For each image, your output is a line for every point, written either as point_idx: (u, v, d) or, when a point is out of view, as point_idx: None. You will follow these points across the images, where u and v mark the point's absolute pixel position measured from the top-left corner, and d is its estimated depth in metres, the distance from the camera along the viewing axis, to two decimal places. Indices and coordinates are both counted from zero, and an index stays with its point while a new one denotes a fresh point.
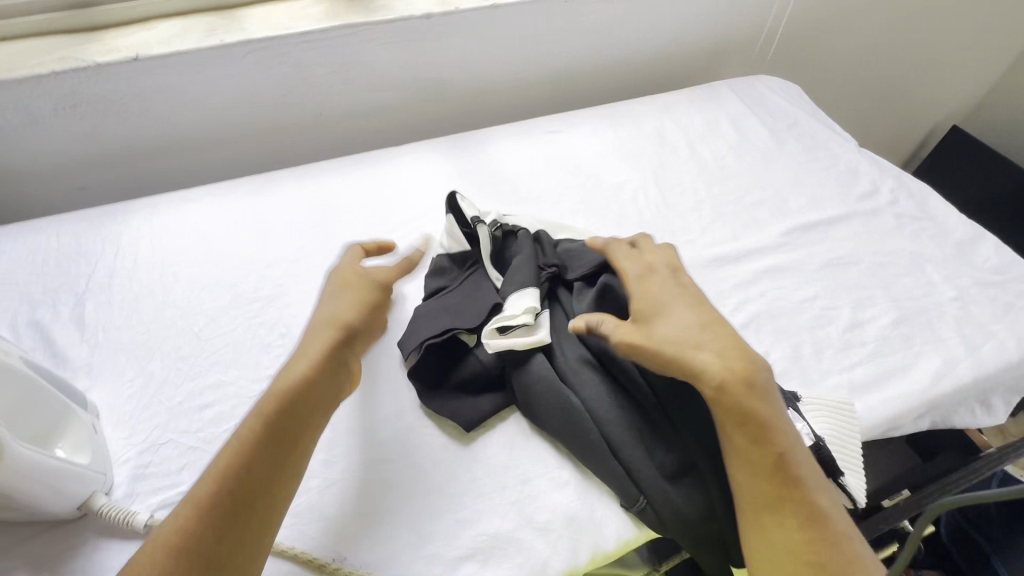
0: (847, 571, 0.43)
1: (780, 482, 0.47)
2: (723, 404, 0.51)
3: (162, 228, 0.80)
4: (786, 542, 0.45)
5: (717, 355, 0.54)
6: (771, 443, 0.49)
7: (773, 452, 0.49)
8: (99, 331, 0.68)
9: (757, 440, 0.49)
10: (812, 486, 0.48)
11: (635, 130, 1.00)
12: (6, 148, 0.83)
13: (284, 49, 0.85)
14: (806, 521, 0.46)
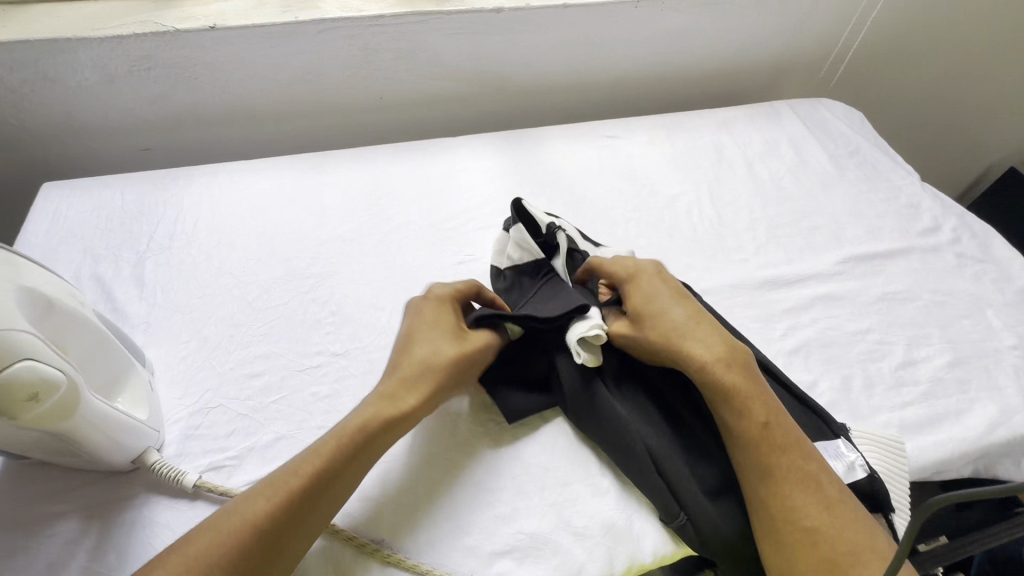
0: (846, 533, 0.47)
1: (767, 450, 0.51)
2: (707, 381, 0.54)
3: (221, 196, 0.81)
4: (785, 510, 0.49)
5: (700, 338, 0.57)
6: (755, 413, 0.53)
7: (757, 422, 0.52)
8: (157, 291, 0.70)
9: (742, 411, 0.53)
10: (799, 452, 0.51)
11: (693, 143, 0.98)
12: (79, 103, 0.85)
13: (355, 31, 0.86)
14: (798, 484, 0.49)
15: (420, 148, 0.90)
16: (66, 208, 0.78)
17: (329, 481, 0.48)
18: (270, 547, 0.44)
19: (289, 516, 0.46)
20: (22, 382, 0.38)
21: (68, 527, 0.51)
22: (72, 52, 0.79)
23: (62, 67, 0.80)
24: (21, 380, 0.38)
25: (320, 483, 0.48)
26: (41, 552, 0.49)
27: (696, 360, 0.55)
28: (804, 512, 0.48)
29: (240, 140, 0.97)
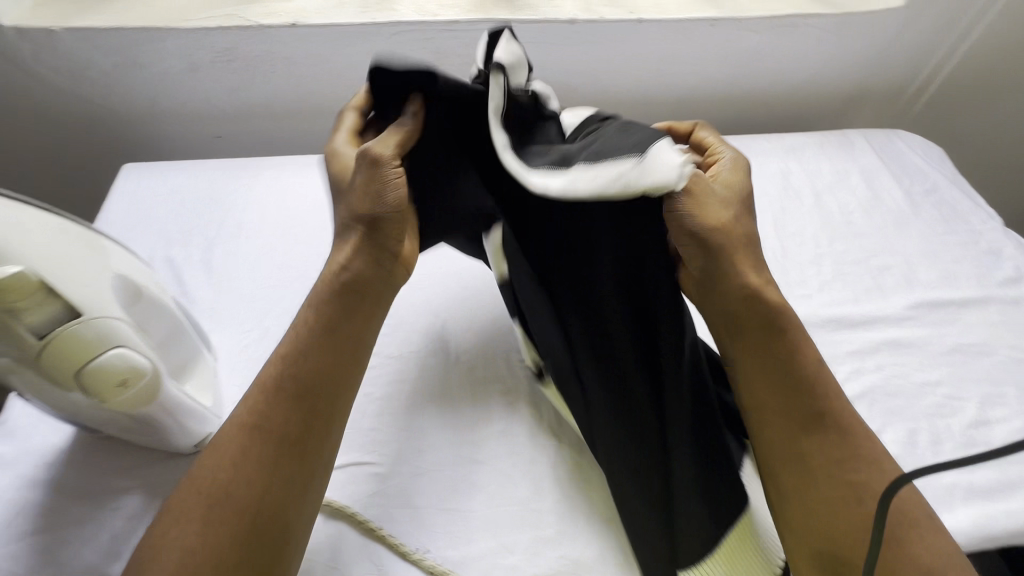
0: (856, 456, 0.49)
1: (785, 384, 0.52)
2: (734, 308, 0.54)
3: (288, 189, 0.83)
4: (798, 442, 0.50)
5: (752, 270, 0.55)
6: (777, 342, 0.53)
7: (777, 351, 0.52)
8: (223, 278, 0.72)
9: (764, 342, 0.53)
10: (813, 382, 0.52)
11: (759, 168, 0.95)
12: (161, 89, 0.89)
13: (429, 35, 0.87)
14: (814, 417, 0.51)
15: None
16: (143, 190, 0.81)
17: (320, 378, 0.51)
18: (280, 449, 0.48)
19: (302, 423, 0.49)
20: (115, 367, 0.40)
21: (132, 502, 0.53)
22: (160, 40, 0.82)
23: (149, 53, 0.84)
24: (115, 365, 0.40)
25: (325, 390, 0.51)
26: (107, 525, 0.52)
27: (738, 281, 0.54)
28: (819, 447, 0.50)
29: (306, 134, 0.99)
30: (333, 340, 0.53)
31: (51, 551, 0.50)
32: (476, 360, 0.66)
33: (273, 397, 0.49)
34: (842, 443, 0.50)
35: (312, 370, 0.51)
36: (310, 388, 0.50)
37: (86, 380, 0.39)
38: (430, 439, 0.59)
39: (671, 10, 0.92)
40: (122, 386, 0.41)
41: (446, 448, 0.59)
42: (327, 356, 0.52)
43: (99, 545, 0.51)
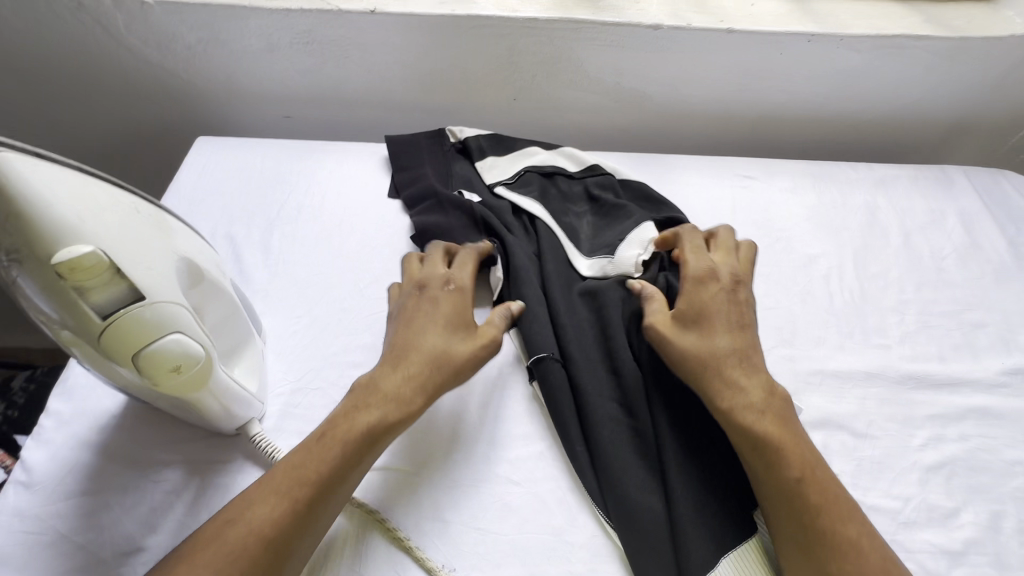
0: None
1: (804, 514, 0.48)
2: (741, 431, 0.52)
3: (350, 177, 0.83)
4: None
5: (741, 385, 0.54)
6: (790, 467, 0.50)
7: (792, 475, 0.49)
8: (279, 260, 0.72)
9: (773, 464, 0.50)
10: (841, 514, 0.48)
11: (842, 199, 0.88)
12: (239, 66, 0.90)
13: (506, 30, 0.85)
14: (845, 552, 0.46)
15: (536, 152, 0.87)
16: (213, 164, 0.83)
17: (338, 475, 0.48)
18: (283, 546, 0.45)
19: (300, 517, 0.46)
20: (172, 350, 0.40)
21: (172, 476, 0.54)
22: (243, 18, 0.83)
23: (232, 31, 0.85)
24: (172, 348, 0.40)
25: (329, 489, 0.48)
26: (148, 496, 0.53)
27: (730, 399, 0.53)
28: None
29: (371, 122, 0.99)
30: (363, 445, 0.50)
31: (93, 515, 0.51)
32: (521, 375, 0.64)
33: (274, 493, 0.47)
34: (835, 555, 0.46)
35: (328, 468, 0.48)
36: (321, 484, 0.47)
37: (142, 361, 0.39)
38: (466, 452, 0.58)
39: (764, 22, 0.86)
40: (175, 369, 0.41)
41: (482, 464, 0.57)
42: (348, 454, 0.49)
43: (139, 515, 0.52)
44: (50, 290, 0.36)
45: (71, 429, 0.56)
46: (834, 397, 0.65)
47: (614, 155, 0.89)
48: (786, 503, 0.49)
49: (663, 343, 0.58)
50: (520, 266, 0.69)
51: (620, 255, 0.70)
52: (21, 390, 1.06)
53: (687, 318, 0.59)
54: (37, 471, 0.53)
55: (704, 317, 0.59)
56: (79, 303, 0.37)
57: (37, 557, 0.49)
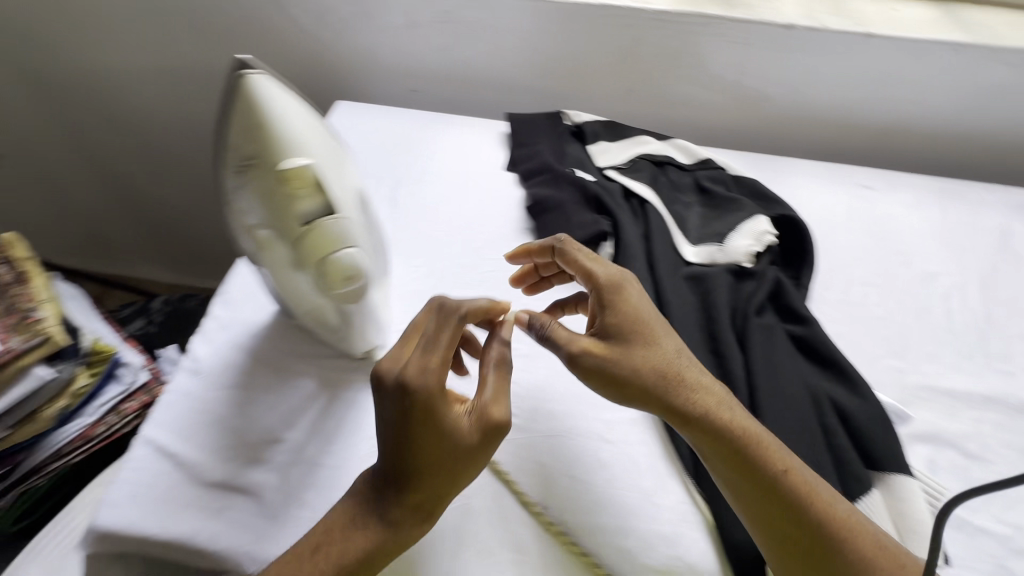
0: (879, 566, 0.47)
1: (790, 514, 0.49)
2: (724, 449, 0.51)
3: (471, 148, 0.89)
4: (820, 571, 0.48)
5: (693, 392, 0.52)
6: (770, 468, 0.50)
7: (773, 476, 0.49)
8: (404, 215, 0.79)
9: (753, 470, 0.50)
10: (819, 498, 0.49)
11: (971, 220, 0.83)
12: (381, 40, 0.99)
13: (634, 21, 0.88)
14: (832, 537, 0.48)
15: (649, 141, 0.89)
16: (351, 126, 0.92)
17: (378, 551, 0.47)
18: None
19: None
20: (341, 270, 0.46)
21: (308, 385, 0.62)
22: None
23: (382, 7, 0.94)
24: (342, 267, 0.46)
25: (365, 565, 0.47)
26: (288, 399, 0.60)
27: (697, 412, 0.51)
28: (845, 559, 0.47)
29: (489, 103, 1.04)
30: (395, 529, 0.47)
31: (244, 407, 0.59)
32: None
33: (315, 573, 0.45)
34: (831, 542, 0.48)
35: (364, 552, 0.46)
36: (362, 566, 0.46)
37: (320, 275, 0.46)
38: (565, 406, 0.61)
39: (903, 29, 0.85)
40: (343, 285, 0.47)
41: (578, 419, 0.60)
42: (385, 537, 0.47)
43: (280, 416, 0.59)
44: (265, 202, 0.44)
45: (229, 334, 0.65)
46: (946, 415, 0.62)
47: (727, 152, 0.89)
48: (777, 507, 0.49)
49: (602, 369, 0.53)
50: (629, 243, 0.72)
51: (730, 245, 0.71)
52: (157, 312, 1.22)
53: (615, 333, 0.54)
54: (202, 363, 0.63)
55: (635, 327, 0.54)
56: (285, 217, 0.44)
57: (200, 433, 0.57)
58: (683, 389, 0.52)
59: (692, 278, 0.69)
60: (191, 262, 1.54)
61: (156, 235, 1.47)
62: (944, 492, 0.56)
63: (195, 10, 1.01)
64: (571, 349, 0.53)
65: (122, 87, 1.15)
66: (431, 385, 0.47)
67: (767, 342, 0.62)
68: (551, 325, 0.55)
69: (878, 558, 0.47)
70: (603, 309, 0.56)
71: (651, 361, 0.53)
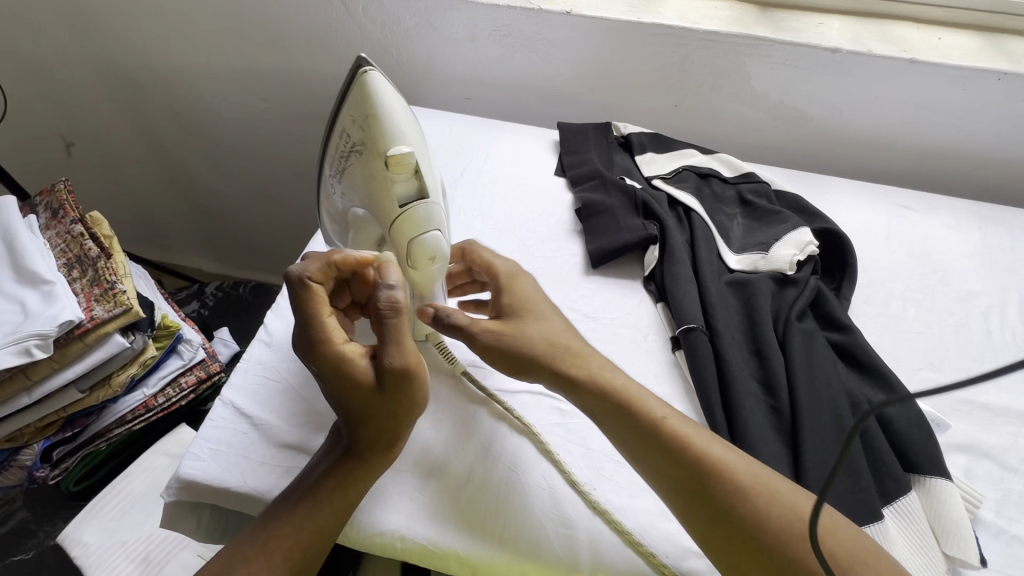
0: (773, 512, 0.48)
1: (678, 471, 0.51)
2: (611, 414, 0.55)
3: (522, 154, 0.94)
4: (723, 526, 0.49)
5: (569, 355, 0.58)
6: (648, 425, 0.54)
7: (653, 435, 0.53)
8: (460, 212, 0.84)
9: (636, 433, 0.54)
10: (698, 448, 0.52)
11: (1012, 244, 0.85)
12: (440, 50, 1.05)
13: (685, 40, 0.93)
14: (716, 486, 0.50)
15: (693, 154, 0.92)
16: None
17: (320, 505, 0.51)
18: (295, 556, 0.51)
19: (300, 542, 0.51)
20: (426, 245, 0.53)
21: None
22: (458, 9, 0.98)
23: (444, 19, 1.00)
24: (427, 244, 0.53)
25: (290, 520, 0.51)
26: None
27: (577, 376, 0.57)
28: (736, 505, 0.49)
29: (538, 112, 1.09)
30: (334, 490, 0.52)
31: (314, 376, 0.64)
32: (665, 344, 0.70)
33: (267, 535, 0.51)
34: (719, 493, 0.50)
35: (307, 511, 0.51)
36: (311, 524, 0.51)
37: (406, 248, 0.53)
38: None
39: (949, 57, 0.87)
40: (425, 262, 0.54)
41: None
42: (327, 499, 0.51)
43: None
44: (372, 177, 0.53)
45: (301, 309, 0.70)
46: (984, 428, 0.64)
47: (769, 168, 0.92)
48: (668, 467, 0.52)
49: (497, 343, 0.58)
50: (675, 246, 0.75)
51: (774, 252, 0.74)
52: (211, 296, 1.29)
53: (506, 314, 0.61)
54: (276, 334, 0.68)
55: (518, 305, 0.61)
56: (387, 191, 0.52)
57: (273, 397, 0.63)
58: (567, 359, 0.58)
59: (735, 283, 0.72)
60: (239, 252, 1.62)
61: (209, 225, 1.55)
62: (980, 499, 0.57)
63: (267, 15, 1.08)
64: (472, 330, 0.58)
65: (193, 85, 1.23)
66: (320, 342, 0.52)
67: (810, 347, 0.65)
68: (450, 312, 0.59)
69: (754, 495, 0.49)
70: (498, 294, 0.62)
71: (533, 332, 0.59)
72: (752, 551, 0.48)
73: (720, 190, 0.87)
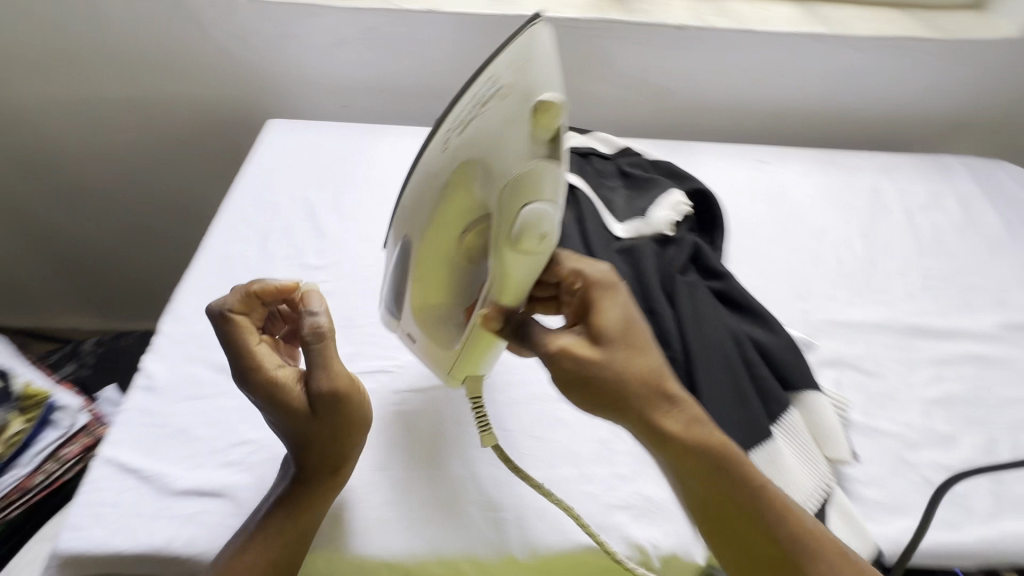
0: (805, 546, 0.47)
1: (713, 487, 0.47)
2: (637, 413, 0.47)
3: (407, 154, 0.94)
4: (750, 551, 0.47)
5: (636, 372, 0.47)
6: (684, 440, 0.47)
7: (693, 455, 0.47)
8: (350, 221, 0.82)
9: (680, 447, 0.47)
10: (738, 475, 0.47)
11: (849, 182, 0.97)
12: (307, 59, 1.01)
13: (547, 29, 0.97)
14: (744, 513, 0.47)
15: (573, 136, 0.97)
16: (287, 143, 0.94)
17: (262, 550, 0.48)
18: None
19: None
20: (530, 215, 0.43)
21: None
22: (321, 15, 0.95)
23: (307, 26, 0.97)
24: (535, 219, 0.43)
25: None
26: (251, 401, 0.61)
27: (626, 386, 0.46)
28: (767, 533, 0.47)
29: (420, 112, 1.09)
30: (274, 530, 0.49)
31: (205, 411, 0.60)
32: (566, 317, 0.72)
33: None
34: (751, 520, 0.47)
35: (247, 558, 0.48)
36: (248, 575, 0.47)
37: (512, 223, 0.44)
38: (522, 377, 0.66)
39: (773, 26, 0.99)
40: (530, 244, 0.44)
41: (536, 386, 0.65)
42: (266, 539, 0.49)
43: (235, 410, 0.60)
44: (514, 138, 0.44)
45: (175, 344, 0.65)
46: (844, 343, 0.73)
47: (642, 141, 0.99)
48: (709, 488, 0.47)
49: (584, 374, 0.47)
50: (565, 223, 0.78)
51: (653, 216, 0.79)
52: (89, 354, 1.15)
53: (608, 337, 0.48)
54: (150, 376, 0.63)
55: (626, 334, 0.48)
56: (513, 145, 0.43)
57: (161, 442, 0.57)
58: (658, 399, 0.47)
59: (623, 251, 0.76)
60: (118, 303, 1.45)
61: (75, 278, 1.38)
62: (847, 404, 0.65)
63: (104, 35, 0.99)
64: (552, 350, 0.47)
65: (31, 122, 1.09)
66: (251, 370, 0.49)
67: (694, 296, 0.70)
68: (529, 321, 0.49)
69: (786, 523, 0.47)
70: (595, 319, 0.49)
71: (635, 365, 0.47)
72: (752, 557, 0.47)
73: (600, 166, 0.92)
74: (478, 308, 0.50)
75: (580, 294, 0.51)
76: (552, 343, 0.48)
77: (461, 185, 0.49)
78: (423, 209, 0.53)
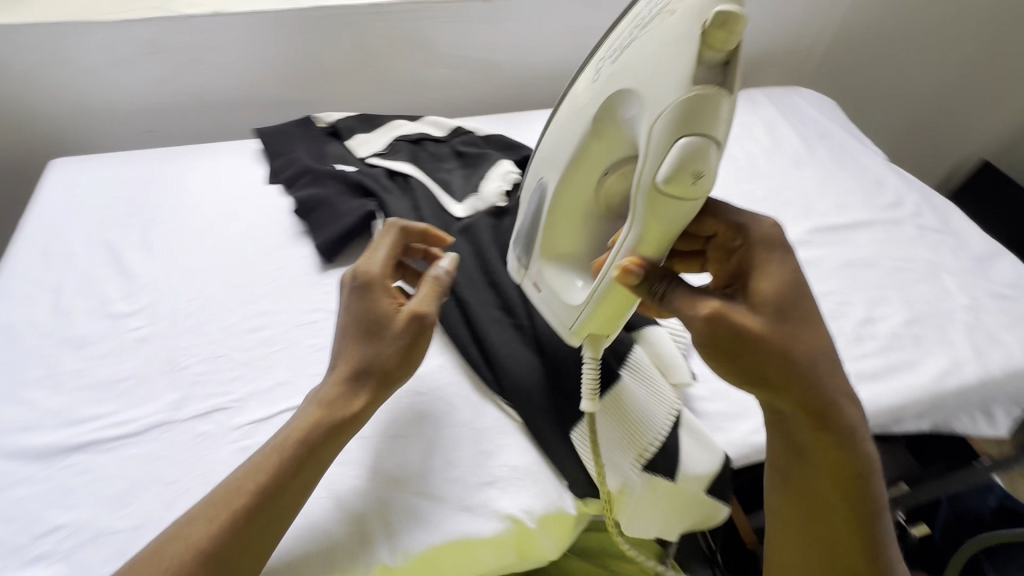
0: (871, 503, 0.52)
1: (821, 438, 0.51)
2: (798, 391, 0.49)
3: (225, 171, 0.86)
4: (817, 488, 0.53)
5: (830, 358, 0.50)
6: (821, 403, 0.50)
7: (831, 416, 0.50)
8: (164, 255, 0.74)
9: (790, 389, 0.49)
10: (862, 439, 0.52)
11: None
12: (85, 84, 0.89)
13: (352, 18, 0.92)
14: (837, 471, 0.52)
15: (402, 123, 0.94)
16: (77, 182, 0.82)
17: (271, 480, 0.46)
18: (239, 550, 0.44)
19: (231, 529, 0.44)
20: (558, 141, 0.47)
21: (83, 459, 0.55)
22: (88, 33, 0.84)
23: (72, 48, 0.85)
24: (689, 156, 0.44)
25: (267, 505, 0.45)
26: (58, 480, 0.54)
27: (816, 369, 0.49)
28: (861, 491, 0.52)
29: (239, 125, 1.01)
30: (286, 460, 0.47)
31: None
32: None
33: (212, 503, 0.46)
34: (834, 478, 0.52)
35: (254, 487, 0.46)
36: (255, 505, 0.45)
37: (665, 158, 0.45)
38: None
39: None
40: (683, 184, 0.45)
41: None
42: (272, 468, 0.47)
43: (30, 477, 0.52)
44: (677, 66, 0.45)
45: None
46: None
47: (475, 118, 0.98)
48: (815, 432, 0.51)
49: (739, 341, 0.48)
50: (399, 212, 0.76)
51: (485, 191, 0.79)
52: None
53: (789, 313, 0.49)
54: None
55: (782, 304, 0.49)
56: (670, 73, 0.45)
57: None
58: (842, 385, 0.51)
59: (462, 231, 0.75)
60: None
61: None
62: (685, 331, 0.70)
63: None
64: (812, 359, 0.49)
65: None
66: (365, 268, 0.57)
67: None
68: (670, 288, 0.49)
69: (863, 480, 0.52)
70: (791, 303, 0.50)
71: (773, 338, 0.48)
72: (842, 514, 0.52)
73: (432, 148, 0.90)
74: (616, 261, 0.50)
75: (739, 252, 0.53)
76: (698, 309, 0.48)
77: (609, 127, 0.54)
78: (567, 143, 0.57)
